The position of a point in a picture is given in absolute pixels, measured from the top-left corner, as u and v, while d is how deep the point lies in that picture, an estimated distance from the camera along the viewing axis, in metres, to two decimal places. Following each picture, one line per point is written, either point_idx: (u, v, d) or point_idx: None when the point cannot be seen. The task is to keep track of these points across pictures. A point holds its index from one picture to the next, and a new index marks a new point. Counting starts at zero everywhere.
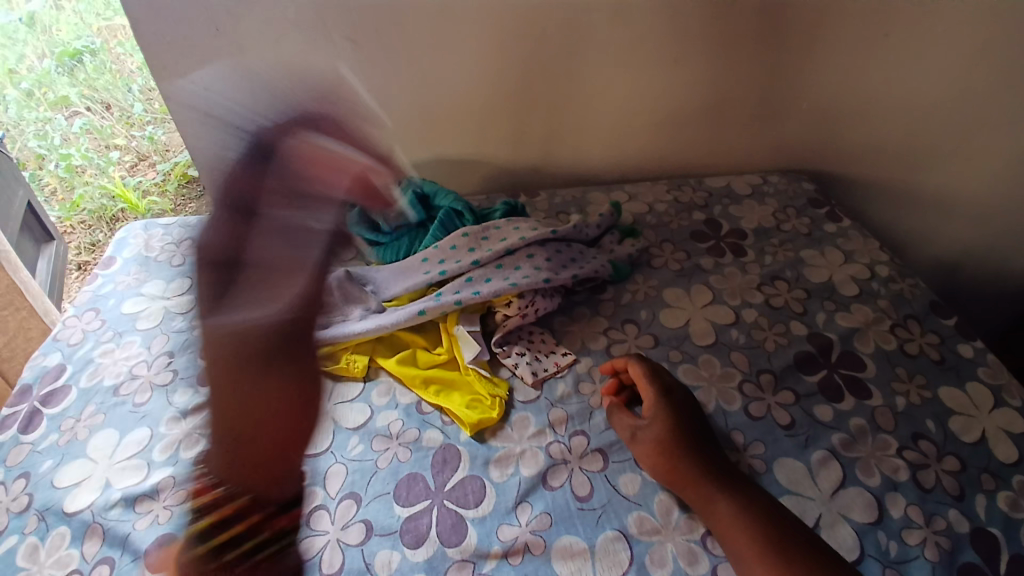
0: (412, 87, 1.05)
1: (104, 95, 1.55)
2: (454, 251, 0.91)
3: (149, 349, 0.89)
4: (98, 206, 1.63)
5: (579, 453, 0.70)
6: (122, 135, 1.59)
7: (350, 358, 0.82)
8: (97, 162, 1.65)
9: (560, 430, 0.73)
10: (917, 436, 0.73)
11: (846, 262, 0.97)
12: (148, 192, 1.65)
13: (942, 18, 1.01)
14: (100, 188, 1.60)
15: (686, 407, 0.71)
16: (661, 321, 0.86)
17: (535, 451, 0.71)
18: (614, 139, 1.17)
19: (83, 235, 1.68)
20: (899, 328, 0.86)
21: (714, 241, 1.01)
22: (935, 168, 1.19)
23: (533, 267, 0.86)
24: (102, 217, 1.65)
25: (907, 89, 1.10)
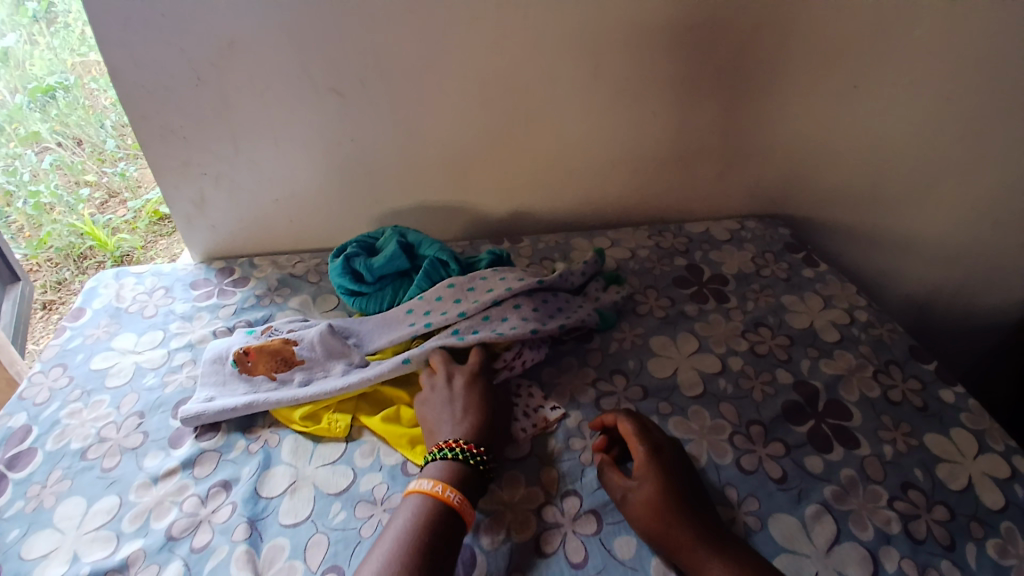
0: (395, 136, 1.06)
1: (77, 132, 1.63)
2: (439, 301, 0.89)
3: (119, 409, 0.85)
4: (66, 243, 1.60)
5: (572, 515, 0.69)
6: (93, 170, 1.68)
7: (331, 417, 0.81)
8: (66, 200, 1.64)
9: (551, 490, 0.72)
10: (906, 485, 0.73)
11: (826, 307, 0.98)
12: (118, 230, 1.65)
13: (905, 73, 1.06)
14: (69, 226, 1.59)
15: (676, 465, 0.70)
16: (649, 370, 0.86)
17: (527, 515, 0.69)
18: (596, 186, 1.19)
19: (49, 272, 1.61)
20: (882, 373, 0.88)
21: (697, 287, 1.02)
22: (905, 212, 1.24)
23: (520, 317, 0.86)
24: (68, 255, 1.61)
25: (875, 138, 1.14)
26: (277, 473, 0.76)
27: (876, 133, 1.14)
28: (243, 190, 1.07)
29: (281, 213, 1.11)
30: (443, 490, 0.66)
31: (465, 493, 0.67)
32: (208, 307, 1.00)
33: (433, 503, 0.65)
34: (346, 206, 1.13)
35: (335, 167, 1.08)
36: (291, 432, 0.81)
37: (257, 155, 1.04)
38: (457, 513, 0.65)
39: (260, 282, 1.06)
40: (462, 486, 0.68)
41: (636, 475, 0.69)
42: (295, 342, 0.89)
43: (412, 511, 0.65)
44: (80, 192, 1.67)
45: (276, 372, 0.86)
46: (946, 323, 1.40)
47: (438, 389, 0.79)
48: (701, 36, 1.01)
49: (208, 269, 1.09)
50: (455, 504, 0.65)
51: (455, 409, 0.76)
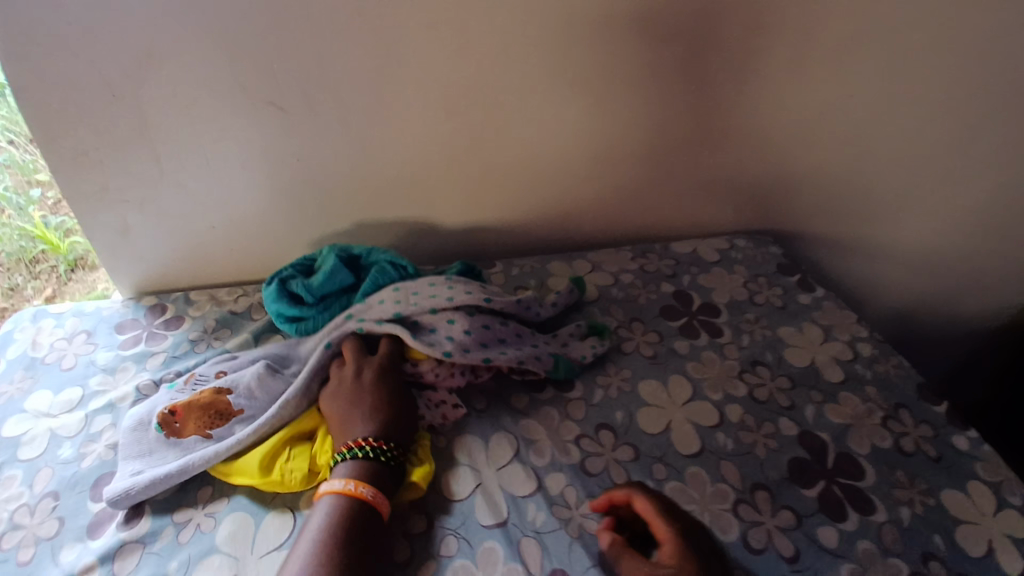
0: (349, 156, 0.93)
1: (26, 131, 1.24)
2: (384, 307, 0.83)
3: (31, 488, 0.71)
4: (15, 248, 1.27)
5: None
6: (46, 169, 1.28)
7: (285, 468, 0.69)
8: (15, 203, 1.26)
9: (536, 570, 0.62)
10: (927, 557, 0.65)
11: (826, 340, 0.91)
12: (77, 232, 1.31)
13: (908, 82, 0.97)
14: (18, 229, 1.26)
15: (706, 550, 0.61)
16: (639, 425, 0.76)
17: None
18: (575, 204, 1.08)
19: None
20: (892, 420, 0.80)
21: (687, 318, 0.93)
22: (903, 228, 1.15)
23: (445, 335, 0.78)
24: (18, 259, 1.28)
25: (871, 152, 1.06)
26: (212, 566, 0.63)
27: (872, 143, 1.05)
28: (173, 217, 0.93)
29: (220, 241, 0.98)
30: (356, 487, 0.64)
31: (380, 487, 0.66)
32: (135, 355, 0.86)
33: (348, 503, 0.63)
34: (296, 232, 0.99)
35: (281, 189, 0.94)
36: (237, 506, 0.69)
37: (187, 176, 0.90)
38: (371, 507, 0.64)
39: (196, 322, 0.92)
40: (376, 478, 0.66)
41: (663, 564, 0.59)
42: (227, 392, 0.76)
43: (325, 513, 0.62)
44: (31, 193, 1.27)
45: (211, 429, 0.73)
46: (941, 341, 1.33)
47: (343, 380, 0.76)
48: (686, 42, 0.91)
49: (137, 307, 0.95)
50: (370, 499, 0.63)
51: (360, 402, 0.73)
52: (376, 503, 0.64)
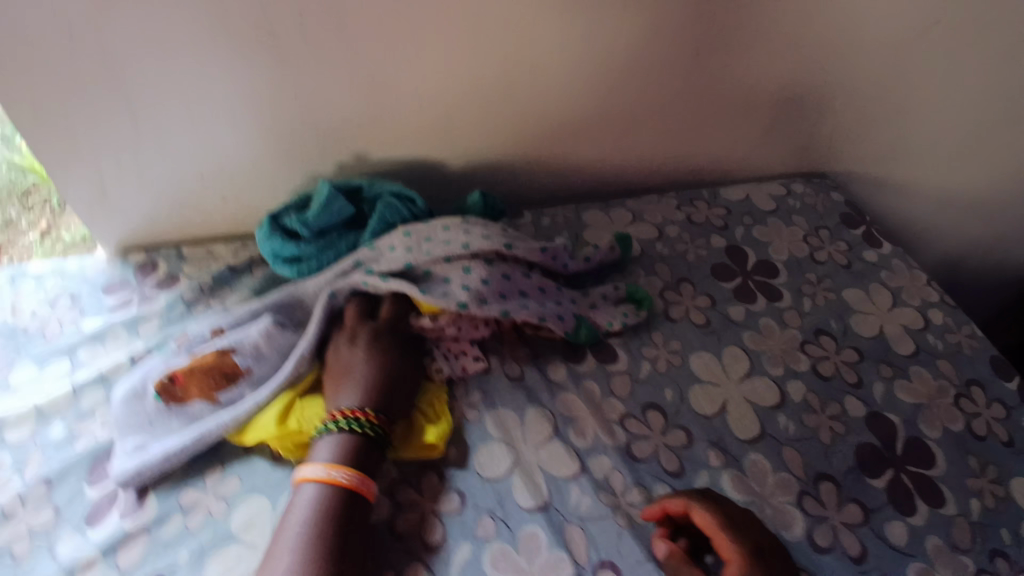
0: (357, 92, 0.80)
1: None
2: (394, 254, 0.74)
3: (21, 475, 0.64)
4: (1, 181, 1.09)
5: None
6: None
7: (303, 416, 0.64)
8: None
9: (583, 562, 0.56)
10: (994, 553, 0.61)
11: (896, 306, 0.81)
12: None
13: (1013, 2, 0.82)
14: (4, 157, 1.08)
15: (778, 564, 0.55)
16: (692, 405, 0.69)
17: None
18: (614, 148, 0.95)
19: None
20: (965, 398, 0.73)
21: (741, 279, 0.83)
22: (983, 176, 1.02)
23: (461, 284, 0.71)
24: (10, 192, 1.10)
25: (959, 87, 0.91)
26: (230, 554, 0.58)
27: (964, 74, 0.90)
28: (156, 164, 0.82)
29: (212, 189, 0.87)
30: (330, 473, 0.57)
31: (360, 467, 0.58)
32: (124, 321, 0.78)
33: (326, 494, 0.56)
34: (299, 177, 0.88)
35: (279, 131, 0.82)
36: (251, 478, 0.63)
37: (171, 116, 0.78)
38: (353, 492, 0.57)
39: (191, 283, 0.82)
40: (353, 457, 0.59)
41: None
42: (230, 352, 0.68)
43: (301, 508, 0.55)
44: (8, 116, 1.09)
45: (219, 392, 0.66)
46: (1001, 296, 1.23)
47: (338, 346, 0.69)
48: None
49: (124, 266, 0.86)
50: (348, 485, 0.56)
51: (352, 368, 0.65)
52: (356, 491, 0.56)
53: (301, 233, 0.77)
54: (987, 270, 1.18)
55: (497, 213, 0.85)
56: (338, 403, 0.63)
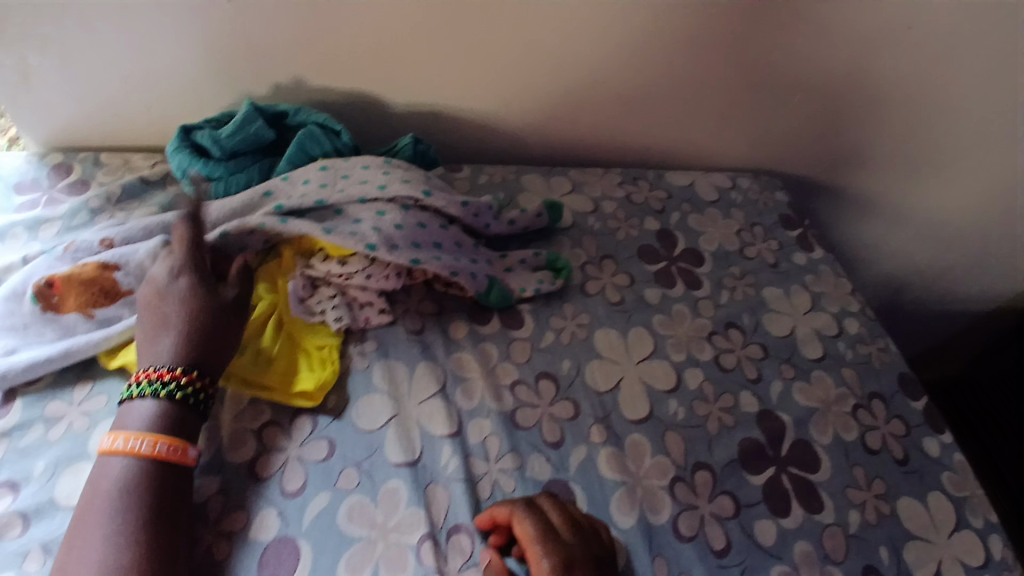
0: (292, 9, 0.75)
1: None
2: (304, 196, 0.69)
3: None
4: None
5: (457, 561, 0.53)
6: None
7: None
8: None
9: (438, 519, 0.55)
10: (867, 569, 0.59)
11: (813, 310, 0.81)
12: None
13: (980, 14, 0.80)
14: None
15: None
16: (587, 379, 0.68)
17: (402, 550, 0.52)
18: (563, 114, 0.92)
19: None
20: (863, 409, 0.71)
21: (665, 263, 0.82)
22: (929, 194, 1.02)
23: (371, 227, 0.66)
24: None
25: (914, 99, 0.90)
26: (84, 471, 0.55)
27: (920, 86, 0.88)
28: (78, 62, 0.77)
29: (135, 96, 0.82)
30: (127, 443, 0.51)
31: (168, 435, 0.53)
32: (23, 220, 0.73)
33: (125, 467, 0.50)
34: (227, 96, 0.83)
35: (206, 40, 0.77)
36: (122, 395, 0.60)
37: (89, 5, 0.73)
38: (159, 462, 0.51)
39: (100, 190, 0.77)
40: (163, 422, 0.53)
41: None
42: (114, 267, 0.64)
43: (92, 484, 0.50)
44: None
45: (94, 308, 0.63)
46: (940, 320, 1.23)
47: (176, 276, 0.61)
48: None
49: (37, 166, 0.81)
50: (149, 455, 0.51)
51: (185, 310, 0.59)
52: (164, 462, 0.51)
53: (211, 151, 0.72)
54: (930, 294, 1.18)
55: (429, 162, 0.82)
56: (154, 356, 0.57)
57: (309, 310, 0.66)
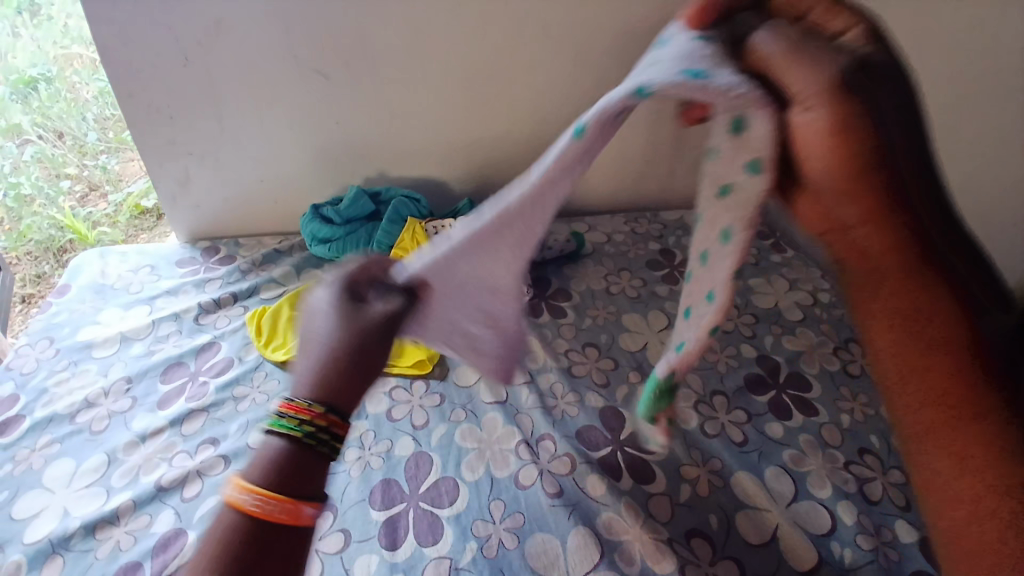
0: (379, 123, 1.07)
1: (58, 124, 1.50)
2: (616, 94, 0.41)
3: (106, 375, 0.86)
4: (46, 237, 1.43)
5: (546, 457, 0.73)
6: (75, 163, 1.51)
7: None
8: (46, 191, 1.47)
9: (527, 432, 0.76)
10: (862, 450, 0.76)
11: (791, 289, 1.03)
12: (99, 224, 1.47)
13: None
14: (48, 218, 1.42)
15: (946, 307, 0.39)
16: (621, 345, 0.90)
17: (505, 454, 0.73)
18: (573, 177, 1.19)
19: (29, 265, 1.43)
20: (842, 349, 0.91)
21: (669, 270, 1.06)
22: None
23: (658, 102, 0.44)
24: (47, 247, 1.42)
25: None
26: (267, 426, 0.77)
27: None
28: (228, 170, 1.10)
29: (266, 193, 1.14)
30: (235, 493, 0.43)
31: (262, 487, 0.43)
32: (194, 281, 1.02)
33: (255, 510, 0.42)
34: (329, 188, 1.14)
35: (320, 149, 1.09)
36: (286, 379, 0.84)
37: (243, 133, 1.06)
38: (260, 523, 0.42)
39: (246, 259, 1.06)
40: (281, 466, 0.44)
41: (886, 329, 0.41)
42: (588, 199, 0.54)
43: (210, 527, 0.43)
44: (60, 185, 1.49)
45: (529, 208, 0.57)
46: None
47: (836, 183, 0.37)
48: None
49: (193, 248, 1.11)
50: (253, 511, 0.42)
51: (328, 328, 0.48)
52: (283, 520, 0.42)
53: (334, 220, 1.02)
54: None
55: None
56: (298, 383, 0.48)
57: None
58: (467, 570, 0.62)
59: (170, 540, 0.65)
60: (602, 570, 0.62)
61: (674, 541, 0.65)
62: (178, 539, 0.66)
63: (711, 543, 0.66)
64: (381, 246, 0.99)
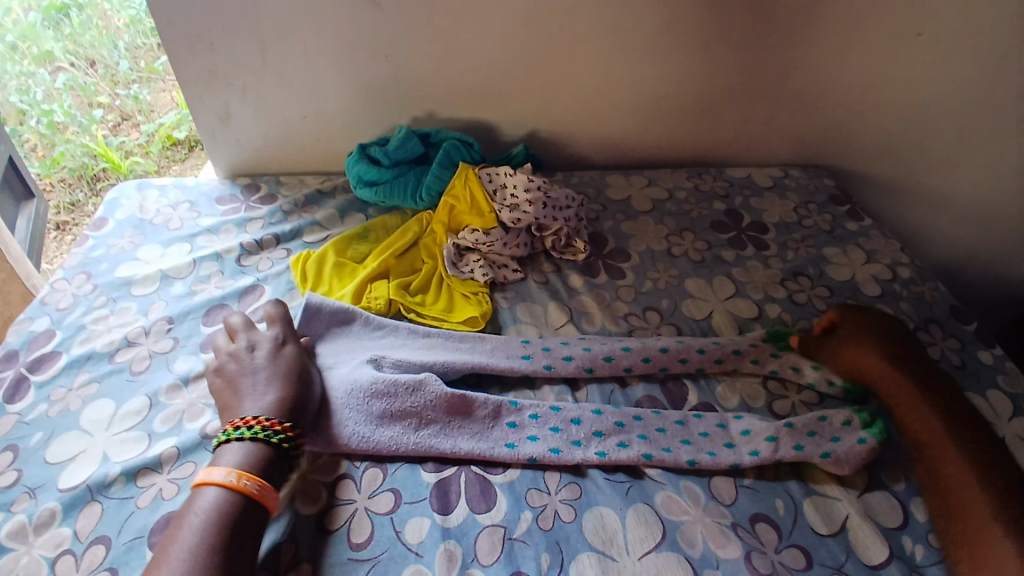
0: (429, 60, 0.99)
1: (90, 52, 1.56)
2: (600, 418, 0.69)
3: (147, 315, 0.84)
4: (78, 164, 1.42)
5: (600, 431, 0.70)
6: (106, 92, 1.54)
7: (370, 295, 0.82)
8: (79, 120, 1.47)
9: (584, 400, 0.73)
10: None
11: (868, 261, 0.95)
12: (131, 154, 1.46)
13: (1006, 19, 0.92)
14: (82, 145, 1.42)
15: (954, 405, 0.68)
16: (683, 311, 0.84)
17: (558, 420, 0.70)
18: (632, 127, 1.10)
19: (62, 193, 1.41)
20: (921, 331, 0.85)
21: (736, 232, 0.98)
22: (978, 182, 1.09)
23: (553, 428, 0.68)
24: (81, 175, 1.41)
25: (954, 102, 1.02)
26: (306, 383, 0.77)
27: (962, 89, 1.00)
28: (271, 104, 1.04)
29: (308, 131, 1.08)
30: (237, 480, 0.56)
31: (267, 479, 0.58)
32: (235, 220, 0.98)
33: None
34: (374, 128, 1.08)
35: (366, 85, 1.02)
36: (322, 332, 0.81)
37: (287, 64, 0.99)
38: None
39: (287, 199, 1.02)
40: (236, 522, 0.54)
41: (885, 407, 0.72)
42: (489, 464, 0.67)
43: None
44: (93, 114, 1.50)
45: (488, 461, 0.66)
46: None
47: (904, 360, 0.72)
48: None
49: (233, 185, 1.07)
50: None
51: None
52: None
53: (381, 162, 0.96)
54: (987, 283, 1.20)
55: (538, 162, 1.03)
56: None
57: (460, 270, 0.87)
58: (521, 540, 0.59)
59: None
60: (662, 550, 0.59)
61: (739, 525, 0.62)
62: None
63: (777, 529, 0.62)
64: (430, 192, 0.94)
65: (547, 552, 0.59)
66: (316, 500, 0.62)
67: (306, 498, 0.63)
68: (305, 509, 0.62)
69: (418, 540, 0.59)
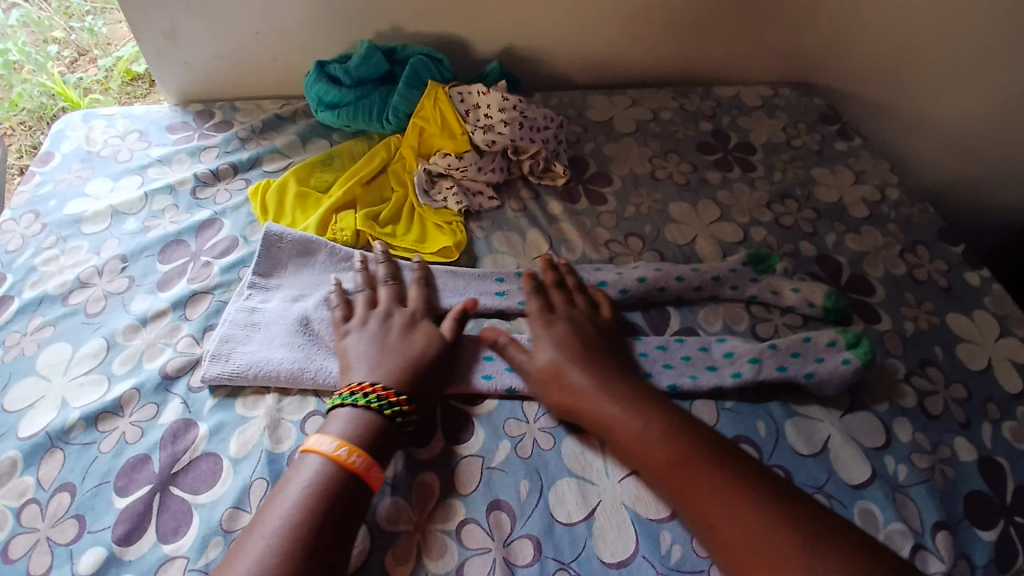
0: None
1: None
2: None
3: (99, 254, 0.78)
4: (37, 105, 1.30)
5: None
6: (61, 27, 1.39)
7: (336, 226, 0.77)
8: (35, 57, 1.32)
9: None
10: (924, 362, 0.71)
11: (858, 182, 0.92)
12: (91, 92, 1.35)
13: None
14: (37, 83, 1.29)
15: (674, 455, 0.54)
16: (667, 237, 0.81)
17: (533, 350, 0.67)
18: (615, 42, 1.02)
19: (24, 136, 1.31)
20: (908, 253, 0.83)
21: (722, 154, 0.94)
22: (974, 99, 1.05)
23: None
24: (39, 116, 1.30)
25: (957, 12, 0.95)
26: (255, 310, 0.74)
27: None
28: (219, 19, 0.94)
29: (263, 50, 0.99)
30: (337, 449, 0.53)
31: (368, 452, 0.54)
32: (188, 150, 0.91)
33: None
34: (335, 45, 0.99)
35: None
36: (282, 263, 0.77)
37: None
38: None
39: (243, 126, 0.95)
40: (333, 497, 0.51)
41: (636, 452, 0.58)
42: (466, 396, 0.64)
43: None
44: (48, 50, 1.35)
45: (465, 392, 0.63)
46: None
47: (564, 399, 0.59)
48: None
49: (185, 112, 0.99)
50: None
51: None
52: None
53: (343, 81, 0.89)
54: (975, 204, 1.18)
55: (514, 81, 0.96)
56: None
57: (433, 199, 0.82)
58: (500, 469, 0.58)
59: (179, 432, 0.61)
60: None
61: None
62: (187, 432, 0.61)
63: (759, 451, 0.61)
64: (398, 114, 0.88)
65: (525, 480, 0.58)
66: (286, 437, 0.60)
67: (276, 436, 0.60)
68: (276, 447, 0.60)
69: (393, 474, 0.58)
